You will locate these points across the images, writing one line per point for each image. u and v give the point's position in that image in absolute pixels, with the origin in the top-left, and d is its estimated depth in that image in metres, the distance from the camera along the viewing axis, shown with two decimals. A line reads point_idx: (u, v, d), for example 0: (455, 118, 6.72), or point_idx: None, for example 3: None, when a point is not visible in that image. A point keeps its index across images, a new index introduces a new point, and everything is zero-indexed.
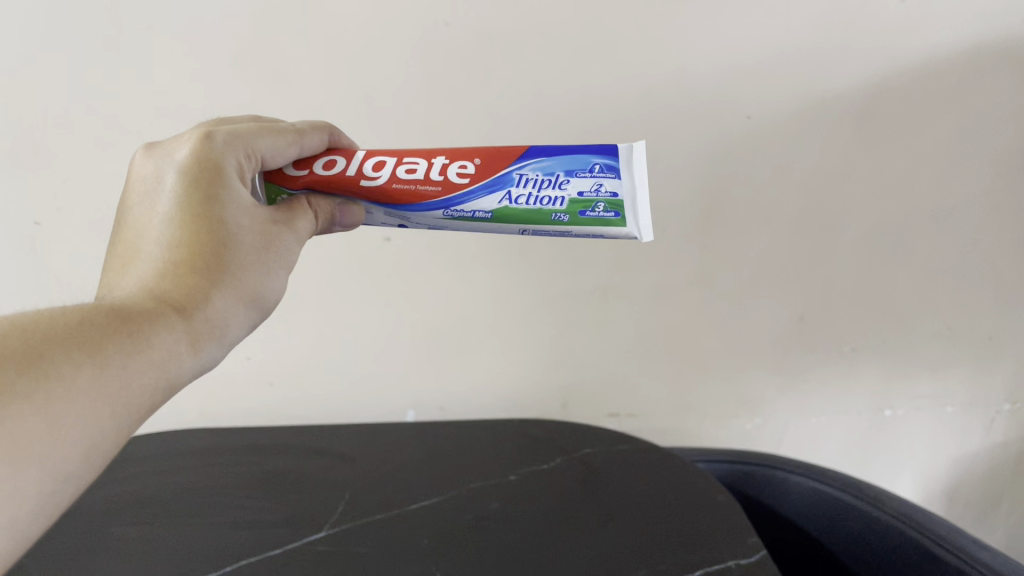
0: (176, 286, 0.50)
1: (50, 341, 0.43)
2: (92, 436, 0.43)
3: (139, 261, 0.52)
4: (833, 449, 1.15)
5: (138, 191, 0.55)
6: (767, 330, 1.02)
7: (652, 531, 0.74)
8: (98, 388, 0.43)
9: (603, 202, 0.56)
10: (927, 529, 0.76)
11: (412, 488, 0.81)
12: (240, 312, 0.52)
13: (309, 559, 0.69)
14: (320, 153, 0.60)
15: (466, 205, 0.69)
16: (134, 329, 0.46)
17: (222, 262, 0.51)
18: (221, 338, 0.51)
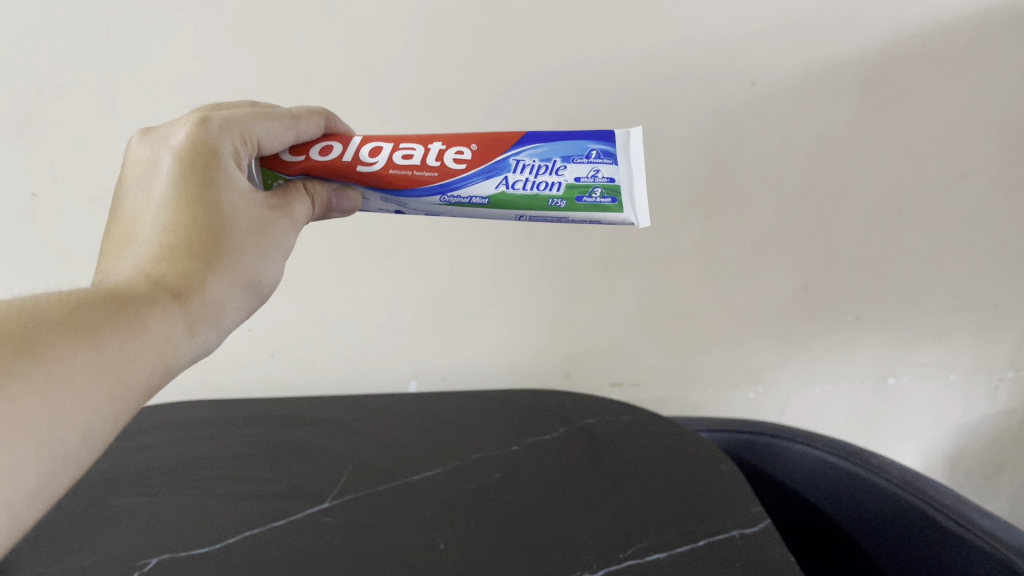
0: (173, 270, 0.50)
1: (51, 324, 0.42)
2: (94, 415, 0.42)
3: (136, 245, 0.51)
4: (837, 417, 1.15)
5: (133, 175, 0.55)
6: (771, 298, 1.01)
7: (656, 500, 0.74)
8: (100, 369, 0.43)
9: (600, 187, 0.55)
10: (930, 497, 0.76)
11: (415, 459, 0.81)
12: (235, 295, 0.53)
13: (317, 530, 0.69)
14: (316, 139, 0.60)
15: (511, 163, 0.56)
16: (133, 311, 0.46)
17: (219, 246, 0.51)
18: (217, 321, 0.52)
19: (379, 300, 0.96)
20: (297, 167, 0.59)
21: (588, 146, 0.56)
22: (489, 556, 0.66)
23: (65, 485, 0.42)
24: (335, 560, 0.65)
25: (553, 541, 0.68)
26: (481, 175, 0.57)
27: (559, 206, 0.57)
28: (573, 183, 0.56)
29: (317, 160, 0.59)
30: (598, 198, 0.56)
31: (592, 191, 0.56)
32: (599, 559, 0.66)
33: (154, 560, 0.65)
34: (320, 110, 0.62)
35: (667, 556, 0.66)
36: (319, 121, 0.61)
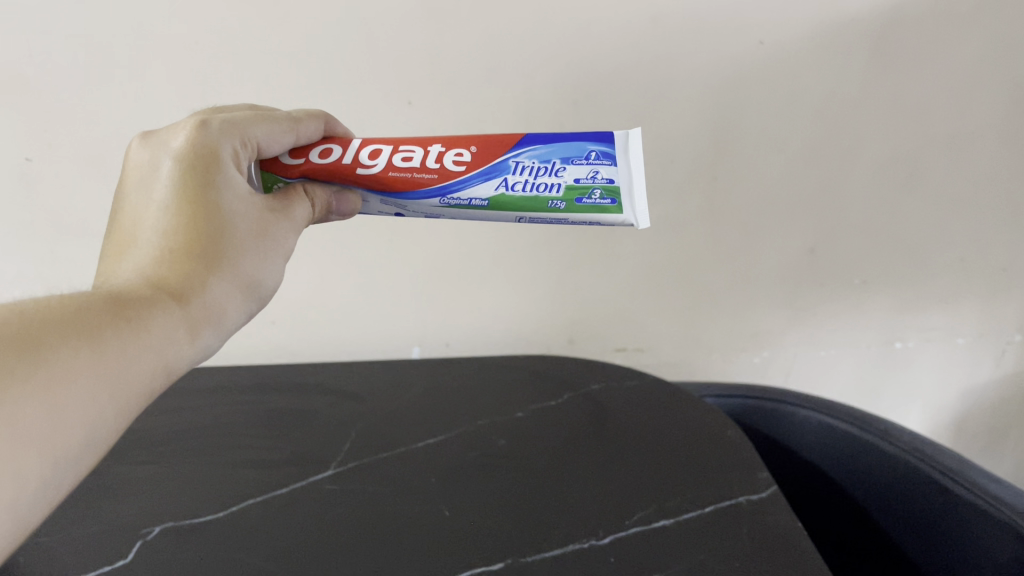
0: (173, 274, 0.49)
1: (51, 328, 0.42)
2: (97, 418, 0.42)
3: (136, 249, 0.50)
4: (842, 382, 1.14)
5: (133, 179, 0.53)
6: (778, 263, 1.00)
7: (662, 467, 0.73)
8: (101, 373, 0.42)
9: (600, 188, 0.54)
10: (935, 461, 0.75)
11: (419, 425, 0.81)
12: (236, 298, 0.52)
13: (321, 498, 0.69)
14: (316, 141, 0.59)
15: (510, 165, 0.56)
16: (133, 317, 0.45)
17: (219, 249, 0.51)
18: (217, 324, 0.51)
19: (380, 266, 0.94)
20: (297, 171, 0.58)
21: (587, 148, 0.54)
22: (495, 523, 0.66)
23: (63, 492, 0.41)
24: (340, 528, 0.65)
25: (558, 508, 0.68)
26: (480, 177, 0.56)
27: (558, 208, 0.56)
28: (573, 184, 0.55)
29: (318, 164, 0.57)
30: (598, 199, 0.55)
31: (592, 192, 0.55)
32: (605, 526, 0.65)
33: (158, 528, 0.65)
34: (320, 112, 0.61)
35: (674, 523, 0.66)
36: (320, 124, 0.59)
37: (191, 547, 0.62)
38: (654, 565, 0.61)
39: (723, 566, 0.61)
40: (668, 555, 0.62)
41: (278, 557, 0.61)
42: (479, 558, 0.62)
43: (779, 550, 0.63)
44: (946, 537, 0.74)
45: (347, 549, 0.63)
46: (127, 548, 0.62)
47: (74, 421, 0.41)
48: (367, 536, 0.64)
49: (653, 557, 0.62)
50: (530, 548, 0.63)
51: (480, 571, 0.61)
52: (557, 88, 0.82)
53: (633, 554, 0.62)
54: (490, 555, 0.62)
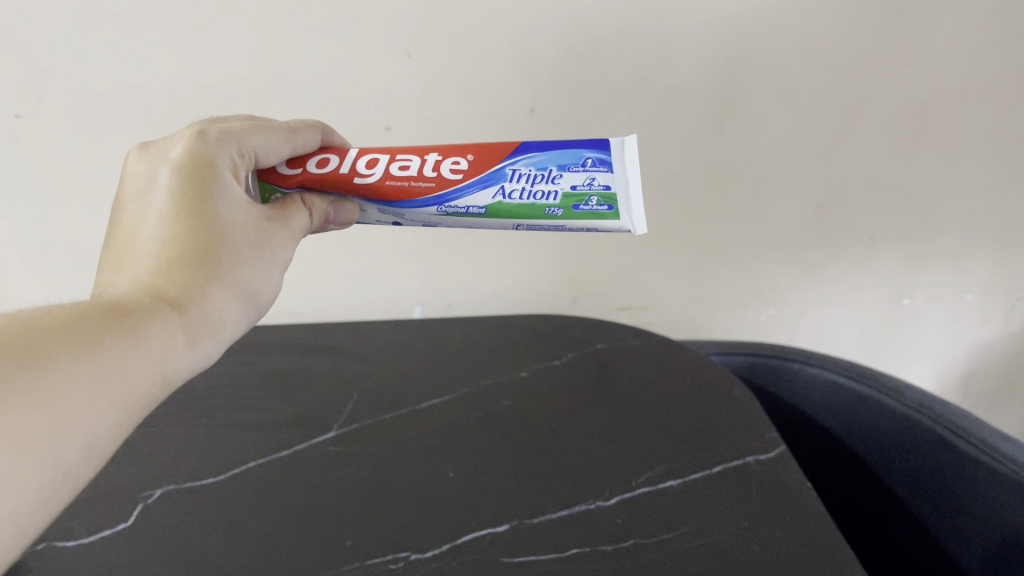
0: (171, 280, 0.48)
1: (53, 328, 0.40)
2: (100, 419, 0.40)
3: (134, 257, 0.49)
4: (849, 339, 1.13)
5: (131, 189, 0.53)
6: (785, 219, 0.98)
7: (668, 427, 0.72)
8: (105, 374, 0.41)
9: (596, 195, 0.53)
10: (945, 419, 0.74)
11: (421, 386, 0.80)
12: (235, 307, 0.51)
13: (324, 460, 0.68)
14: (313, 152, 0.59)
15: (507, 173, 0.54)
16: (132, 322, 0.44)
17: (218, 256, 0.50)
18: (217, 333, 0.49)
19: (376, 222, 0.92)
20: (294, 181, 0.58)
21: (584, 155, 0.53)
22: (500, 485, 0.65)
23: (65, 501, 0.39)
24: (343, 490, 0.64)
25: (564, 469, 0.67)
26: (477, 185, 0.55)
27: (555, 215, 0.54)
28: (569, 192, 0.53)
29: (314, 174, 0.58)
30: (595, 206, 0.53)
31: (588, 200, 0.53)
32: (612, 487, 0.65)
33: (158, 492, 0.64)
34: (318, 123, 0.61)
35: (681, 484, 0.65)
36: (317, 135, 0.60)
37: (192, 511, 0.62)
38: (661, 527, 0.60)
39: (731, 528, 0.60)
40: (675, 517, 0.61)
41: (281, 521, 0.61)
42: (485, 520, 0.61)
43: (788, 511, 0.62)
44: (956, 495, 0.73)
45: (350, 512, 0.62)
46: (127, 514, 0.61)
47: (78, 423, 0.38)
48: (371, 499, 0.63)
49: (661, 518, 0.61)
50: (535, 510, 0.62)
51: (485, 534, 0.60)
52: (560, 40, 0.80)
53: (640, 516, 0.61)
54: (496, 517, 0.62)
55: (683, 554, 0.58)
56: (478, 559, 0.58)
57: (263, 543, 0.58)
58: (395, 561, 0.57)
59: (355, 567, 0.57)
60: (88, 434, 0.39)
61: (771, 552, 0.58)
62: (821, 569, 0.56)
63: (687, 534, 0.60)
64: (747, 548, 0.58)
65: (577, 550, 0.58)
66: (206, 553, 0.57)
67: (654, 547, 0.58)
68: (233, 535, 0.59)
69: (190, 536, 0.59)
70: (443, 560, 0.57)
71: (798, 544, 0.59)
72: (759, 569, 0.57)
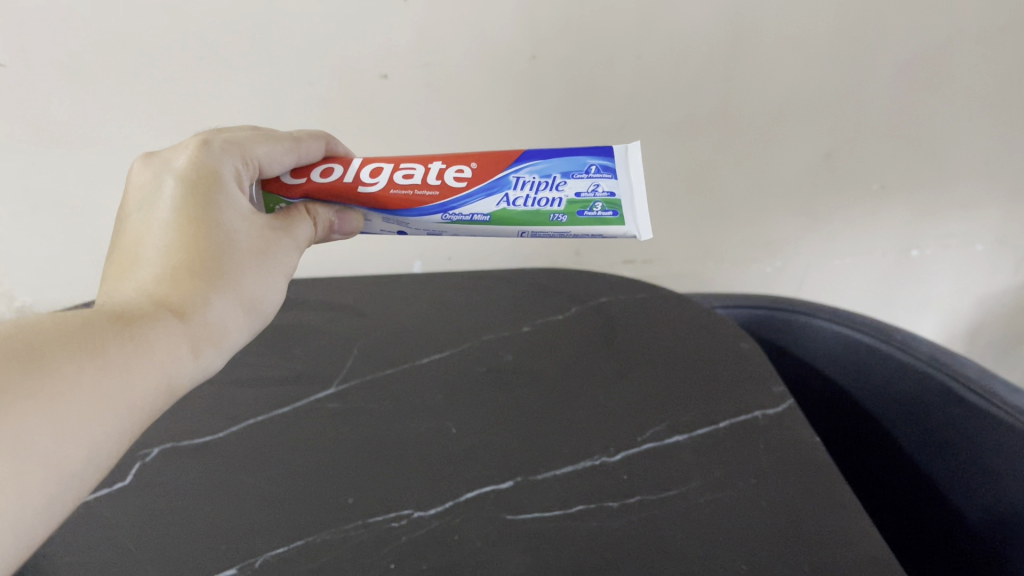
0: (173, 290, 0.47)
1: (56, 341, 0.40)
2: (101, 434, 0.40)
3: (138, 266, 0.49)
4: (856, 290, 1.12)
5: (135, 199, 0.52)
6: (793, 168, 0.96)
7: (674, 382, 0.71)
8: (106, 388, 0.41)
9: (600, 202, 0.54)
10: (955, 372, 0.73)
11: (423, 341, 0.78)
12: (237, 315, 0.50)
13: (325, 417, 0.67)
14: (316, 162, 0.59)
15: (511, 180, 0.55)
16: (135, 332, 0.44)
17: (219, 265, 0.49)
18: (219, 341, 0.49)
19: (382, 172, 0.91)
20: (299, 190, 0.58)
21: (587, 161, 0.54)
22: (503, 441, 0.64)
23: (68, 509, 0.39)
24: (344, 448, 0.63)
25: (568, 425, 0.66)
26: (482, 194, 0.55)
27: (560, 221, 0.55)
28: (574, 198, 0.54)
29: (319, 183, 0.58)
30: (599, 211, 0.54)
31: (593, 206, 0.54)
32: (618, 443, 0.64)
33: (157, 450, 0.63)
34: (320, 134, 0.61)
35: (688, 439, 0.64)
36: (321, 145, 0.60)
37: (192, 470, 0.61)
38: (668, 483, 0.60)
39: (739, 484, 0.59)
40: (681, 473, 0.61)
41: (282, 479, 0.60)
42: (489, 477, 0.60)
43: (797, 466, 0.61)
44: (964, 450, 0.73)
45: (353, 469, 0.61)
46: (126, 472, 0.61)
47: (79, 439, 0.39)
48: (373, 455, 0.62)
49: (668, 474, 0.60)
50: (540, 466, 0.61)
51: (490, 490, 0.59)
52: None
53: (647, 472, 0.61)
54: (500, 473, 0.61)
55: (689, 512, 0.57)
56: (482, 516, 0.57)
57: (264, 501, 0.58)
58: (398, 519, 0.56)
59: (358, 525, 0.56)
60: (89, 448, 0.39)
61: (780, 508, 0.57)
62: (829, 526, 0.56)
63: (694, 491, 0.59)
64: (755, 504, 0.58)
65: (582, 507, 0.57)
66: (207, 512, 0.57)
67: (661, 505, 0.58)
68: (234, 494, 0.58)
69: (190, 495, 0.58)
70: (447, 518, 0.57)
71: (806, 500, 0.58)
72: (767, 526, 0.56)
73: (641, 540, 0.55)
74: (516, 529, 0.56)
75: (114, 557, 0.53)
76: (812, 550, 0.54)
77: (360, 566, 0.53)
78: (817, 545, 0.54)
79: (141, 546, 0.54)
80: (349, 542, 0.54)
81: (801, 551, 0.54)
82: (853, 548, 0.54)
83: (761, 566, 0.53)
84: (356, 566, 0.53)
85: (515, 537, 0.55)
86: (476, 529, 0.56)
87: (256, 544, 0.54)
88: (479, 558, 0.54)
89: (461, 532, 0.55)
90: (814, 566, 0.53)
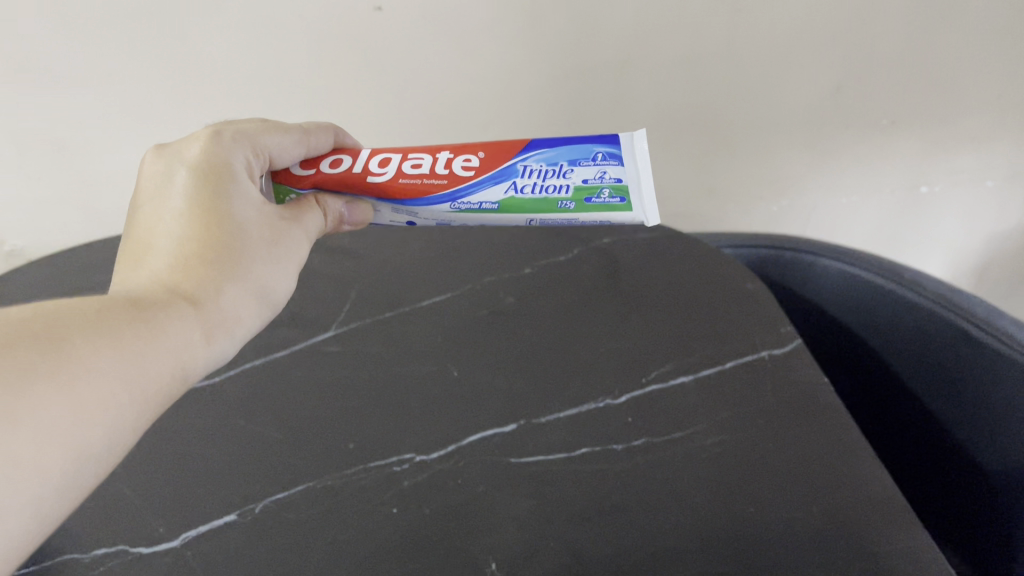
0: (186, 278, 0.47)
1: (73, 324, 0.39)
2: (118, 419, 0.40)
3: (150, 255, 0.48)
4: (863, 227, 1.10)
5: (147, 189, 0.51)
6: (801, 103, 0.93)
7: (679, 322, 0.70)
8: (124, 373, 0.40)
9: (609, 188, 0.51)
10: (966, 311, 0.71)
11: (424, 283, 0.77)
12: (250, 304, 0.49)
13: (324, 361, 0.66)
14: (327, 153, 0.56)
15: (518, 168, 0.52)
16: (150, 318, 0.43)
17: (232, 254, 0.48)
18: (232, 329, 0.48)
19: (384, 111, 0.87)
20: (309, 181, 0.56)
21: (593, 148, 0.51)
22: (506, 383, 0.63)
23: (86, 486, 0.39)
24: (344, 391, 0.62)
25: (572, 366, 0.65)
26: (490, 181, 0.53)
27: (569, 207, 0.53)
28: (581, 185, 0.51)
29: (328, 174, 0.55)
30: (608, 197, 0.52)
31: (601, 192, 0.51)
32: (622, 384, 0.62)
33: None
34: (330, 123, 0.58)
35: (694, 380, 0.63)
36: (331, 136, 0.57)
37: (190, 416, 0.60)
38: (673, 425, 0.59)
39: (746, 426, 0.58)
40: (686, 414, 0.60)
41: (281, 424, 0.59)
42: (492, 419, 0.59)
43: (804, 407, 0.60)
44: (973, 389, 0.71)
45: (352, 413, 0.60)
46: None
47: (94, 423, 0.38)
48: (374, 399, 0.61)
49: (673, 416, 0.59)
50: (543, 408, 0.60)
51: (492, 433, 0.58)
52: None
53: (652, 415, 0.60)
54: (502, 416, 0.60)
55: (695, 454, 0.56)
56: (485, 460, 0.56)
57: (264, 446, 0.57)
58: (400, 463, 0.56)
59: (359, 469, 0.55)
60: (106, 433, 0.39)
61: (787, 450, 0.57)
62: (837, 468, 0.55)
63: (700, 433, 0.58)
64: (762, 447, 0.57)
65: (586, 450, 0.57)
66: (206, 459, 0.56)
67: (666, 447, 0.57)
68: (233, 439, 0.57)
69: (188, 441, 0.57)
70: (449, 462, 0.56)
71: (814, 441, 0.57)
72: (774, 468, 0.55)
73: (646, 483, 0.54)
74: (519, 472, 0.55)
75: (113, 506, 0.53)
76: (820, 492, 0.53)
77: (361, 511, 0.52)
78: (825, 488, 0.54)
79: (140, 494, 0.53)
80: (350, 487, 0.54)
81: (808, 493, 0.53)
82: (861, 490, 0.53)
83: (767, 508, 0.52)
84: (358, 511, 0.52)
85: (518, 480, 0.54)
86: (479, 473, 0.55)
87: (255, 489, 0.53)
88: (482, 501, 0.53)
89: (463, 475, 0.55)
90: (821, 508, 0.52)
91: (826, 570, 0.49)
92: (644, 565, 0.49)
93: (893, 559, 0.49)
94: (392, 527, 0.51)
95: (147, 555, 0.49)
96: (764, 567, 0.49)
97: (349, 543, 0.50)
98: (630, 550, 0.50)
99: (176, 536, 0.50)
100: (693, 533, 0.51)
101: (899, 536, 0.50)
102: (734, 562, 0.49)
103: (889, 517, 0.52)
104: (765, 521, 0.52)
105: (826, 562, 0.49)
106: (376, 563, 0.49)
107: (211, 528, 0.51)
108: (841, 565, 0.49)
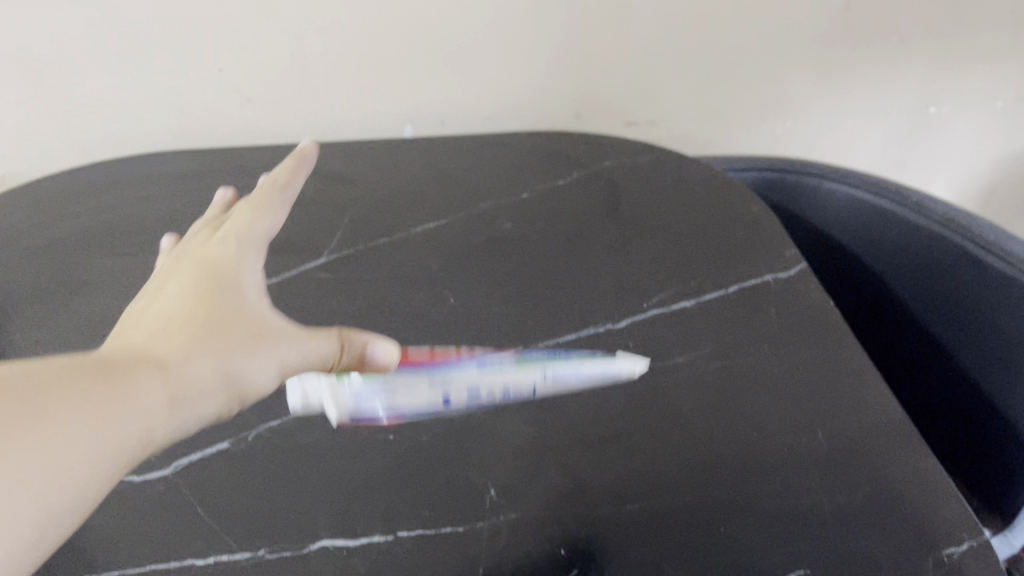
0: (153, 350, 0.36)
1: (70, 368, 0.32)
2: (73, 472, 0.30)
3: (127, 328, 0.38)
4: (868, 153, 1.07)
5: (134, 299, 0.42)
6: (810, 20, 0.89)
7: (681, 247, 0.68)
8: (88, 429, 0.31)
9: (587, 373, 0.55)
10: (970, 231, 0.70)
11: (419, 208, 0.73)
12: (221, 396, 0.38)
13: (315, 292, 0.63)
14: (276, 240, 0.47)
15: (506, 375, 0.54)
16: (111, 373, 0.33)
17: (241, 317, 0.40)
18: (201, 405, 0.37)
19: (382, 31, 0.79)
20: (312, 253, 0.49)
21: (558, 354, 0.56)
22: (504, 311, 0.61)
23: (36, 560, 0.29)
24: (337, 320, 0.60)
25: (572, 293, 0.63)
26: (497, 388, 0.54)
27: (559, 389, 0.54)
28: (566, 378, 0.54)
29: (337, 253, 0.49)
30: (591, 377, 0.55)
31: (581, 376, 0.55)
32: (623, 311, 0.61)
33: None
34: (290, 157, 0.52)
35: (696, 306, 0.61)
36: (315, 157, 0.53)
37: None
38: (676, 350, 0.57)
39: (749, 351, 0.57)
40: (687, 339, 0.58)
41: None
42: (489, 346, 0.58)
43: (809, 331, 0.59)
44: (979, 314, 0.70)
45: None
46: None
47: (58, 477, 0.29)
48: (368, 327, 0.59)
49: (675, 342, 0.58)
50: (541, 335, 0.59)
51: (490, 359, 0.57)
52: None
53: (653, 340, 0.58)
54: (501, 342, 0.58)
55: (698, 379, 0.55)
56: None
57: None
58: None
59: None
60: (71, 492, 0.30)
61: (792, 375, 0.55)
62: (843, 392, 0.54)
63: (704, 358, 0.57)
64: (766, 372, 0.56)
65: None
66: None
67: (668, 373, 0.55)
68: None
69: None
70: None
71: (819, 365, 0.56)
72: (779, 393, 0.54)
73: (648, 409, 0.53)
74: (518, 399, 0.54)
75: None
76: (825, 416, 0.52)
77: (357, 440, 0.51)
78: (831, 412, 0.53)
79: None
80: None
81: (814, 418, 0.52)
82: (868, 413, 0.52)
83: (772, 432, 0.51)
84: (353, 439, 0.51)
85: (517, 407, 0.53)
86: (477, 400, 0.54)
87: (248, 417, 0.52)
88: (482, 428, 0.52)
89: (461, 403, 0.53)
90: (827, 432, 0.51)
91: (833, 493, 0.48)
92: (647, 490, 0.48)
93: (900, 482, 0.48)
94: (390, 455, 0.50)
95: (139, 484, 0.48)
96: (769, 490, 0.48)
97: (346, 471, 0.49)
98: (633, 476, 0.49)
99: (168, 465, 0.49)
100: (697, 458, 0.50)
101: (906, 459, 0.50)
102: (739, 487, 0.48)
103: (896, 440, 0.51)
104: (770, 446, 0.50)
105: (833, 485, 0.48)
106: (374, 490, 0.48)
107: (204, 456, 0.49)
108: (848, 487, 0.48)
